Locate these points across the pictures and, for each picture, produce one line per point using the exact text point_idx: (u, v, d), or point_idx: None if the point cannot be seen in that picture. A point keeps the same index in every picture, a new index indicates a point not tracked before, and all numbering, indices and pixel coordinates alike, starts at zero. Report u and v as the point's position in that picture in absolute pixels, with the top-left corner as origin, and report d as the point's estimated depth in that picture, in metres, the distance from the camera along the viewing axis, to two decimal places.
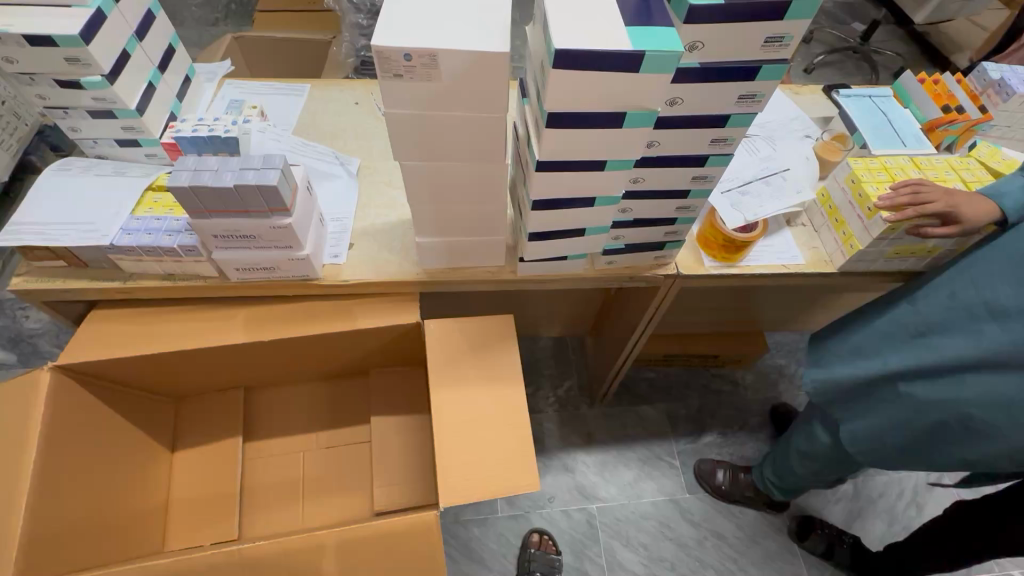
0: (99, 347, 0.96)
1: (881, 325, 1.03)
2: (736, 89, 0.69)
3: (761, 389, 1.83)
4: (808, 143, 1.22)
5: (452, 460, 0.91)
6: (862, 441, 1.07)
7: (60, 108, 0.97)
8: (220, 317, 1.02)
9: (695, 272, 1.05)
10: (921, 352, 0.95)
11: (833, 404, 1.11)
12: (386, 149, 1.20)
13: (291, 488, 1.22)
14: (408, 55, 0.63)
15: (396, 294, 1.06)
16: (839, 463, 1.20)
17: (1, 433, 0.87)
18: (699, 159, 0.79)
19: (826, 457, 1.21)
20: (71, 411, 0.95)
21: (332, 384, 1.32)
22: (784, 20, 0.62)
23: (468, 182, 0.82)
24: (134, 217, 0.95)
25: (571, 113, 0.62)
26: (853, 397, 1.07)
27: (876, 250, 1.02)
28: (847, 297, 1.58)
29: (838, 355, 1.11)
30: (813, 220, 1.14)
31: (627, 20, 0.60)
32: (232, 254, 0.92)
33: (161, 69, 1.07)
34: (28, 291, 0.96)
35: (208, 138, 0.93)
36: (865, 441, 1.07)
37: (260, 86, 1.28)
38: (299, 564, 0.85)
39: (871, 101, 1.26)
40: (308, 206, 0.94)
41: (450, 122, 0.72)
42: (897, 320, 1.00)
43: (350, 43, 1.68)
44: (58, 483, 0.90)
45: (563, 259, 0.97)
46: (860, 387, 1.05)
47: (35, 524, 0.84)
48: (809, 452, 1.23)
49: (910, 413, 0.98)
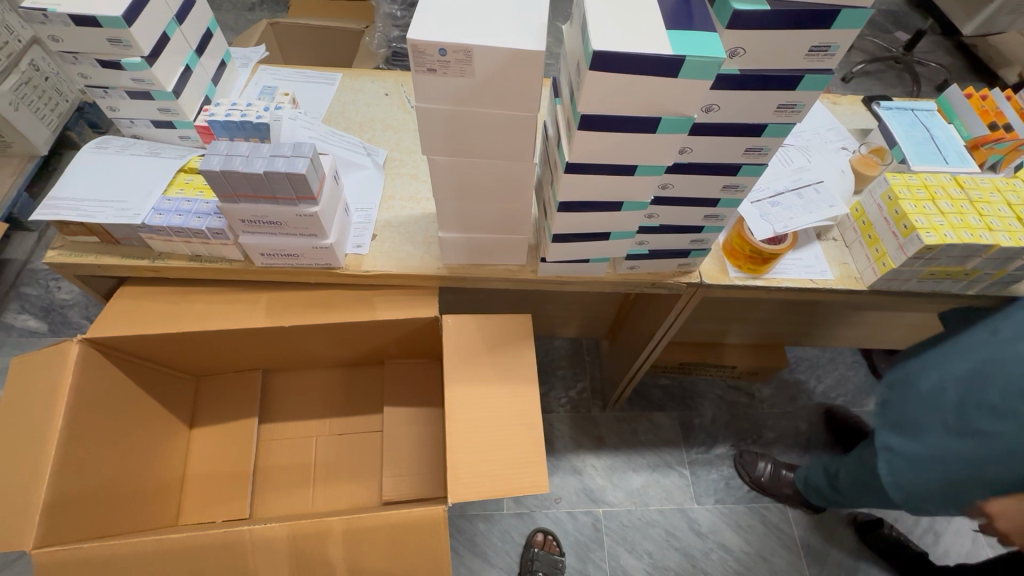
0: (125, 322, 0.99)
1: (958, 359, 1.00)
2: (776, 98, 0.67)
3: (779, 404, 1.79)
4: (845, 155, 1.19)
5: (463, 456, 0.91)
6: (893, 465, 1.05)
7: (101, 88, 0.99)
8: (242, 301, 1.03)
9: (719, 282, 1.03)
10: (989, 384, 0.92)
11: (882, 426, 1.10)
12: (414, 141, 1.20)
13: (302, 473, 1.24)
14: (443, 50, 0.63)
15: (416, 288, 1.06)
16: (879, 489, 1.20)
17: (31, 400, 0.90)
18: (732, 168, 0.77)
19: (864, 475, 1.22)
20: (97, 383, 0.97)
21: (348, 373, 1.33)
22: (832, 29, 0.59)
23: (495, 181, 0.82)
24: (166, 197, 0.97)
25: (605, 116, 0.61)
26: (908, 426, 1.04)
27: (909, 270, 0.99)
28: (875, 316, 1.54)
29: (905, 380, 1.09)
30: (845, 235, 1.10)
31: (668, 23, 0.58)
32: (258, 239, 0.93)
33: (199, 53, 1.09)
34: (61, 265, 0.99)
35: (240, 123, 0.95)
36: (895, 467, 1.05)
37: (293, 74, 1.30)
38: (307, 549, 0.87)
39: (914, 115, 1.21)
40: (334, 195, 0.94)
41: (481, 119, 0.71)
42: (979, 351, 0.96)
43: (383, 34, 1.70)
44: (81, 453, 0.92)
45: (585, 262, 0.96)
46: (913, 412, 1.04)
47: (58, 489, 0.87)
48: (854, 466, 1.25)
49: (951, 440, 0.96)
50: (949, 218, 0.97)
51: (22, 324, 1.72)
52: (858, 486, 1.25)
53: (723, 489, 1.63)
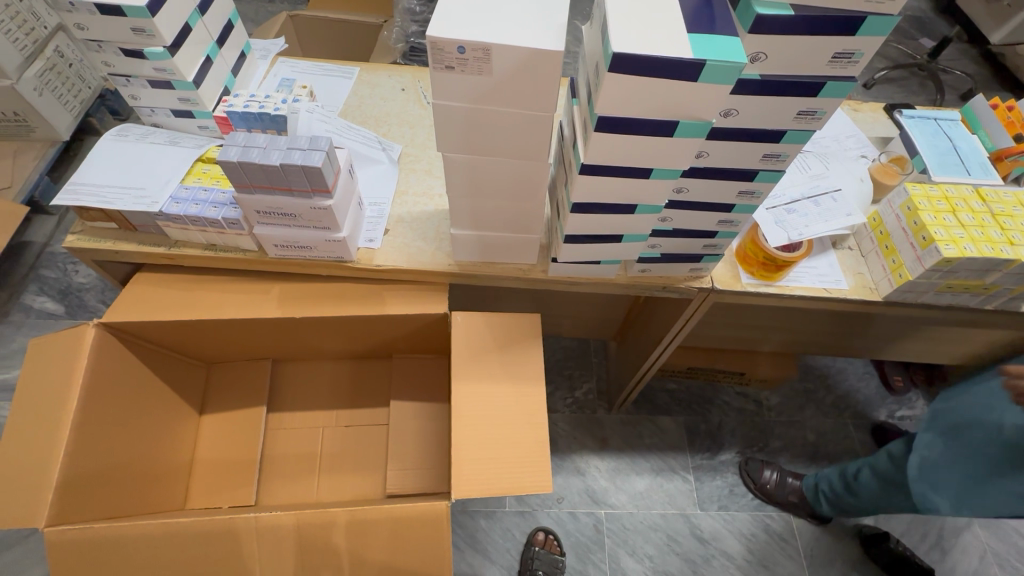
0: (140, 308, 1.00)
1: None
2: (796, 104, 0.66)
3: (786, 412, 1.78)
4: (864, 163, 1.17)
5: (468, 453, 0.91)
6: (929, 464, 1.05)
7: (122, 76, 1.00)
8: (255, 291, 1.04)
9: (731, 288, 1.03)
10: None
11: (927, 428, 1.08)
12: (429, 138, 1.21)
13: (307, 463, 1.25)
14: (462, 47, 0.63)
15: (427, 284, 1.06)
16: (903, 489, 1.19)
17: (47, 381, 0.92)
18: (749, 174, 0.76)
19: (890, 474, 1.21)
20: (111, 367, 0.99)
21: (355, 365, 1.34)
22: (857, 36, 0.59)
23: (509, 180, 0.82)
24: (184, 186, 0.98)
25: (622, 118, 0.61)
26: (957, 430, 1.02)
27: (926, 283, 0.98)
28: (889, 328, 1.52)
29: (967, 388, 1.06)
30: (861, 244, 1.08)
31: (689, 25, 0.58)
32: (273, 231, 0.94)
33: (219, 44, 1.10)
34: (80, 250, 1.01)
35: (258, 115, 0.96)
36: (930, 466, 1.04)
37: (312, 67, 1.31)
38: (311, 539, 0.87)
39: (937, 124, 1.19)
40: (348, 189, 0.95)
41: (497, 118, 0.71)
42: None
43: (401, 28, 1.70)
44: (93, 435, 0.94)
45: (597, 263, 0.96)
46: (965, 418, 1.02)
47: (70, 470, 0.89)
48: (879, 465, 1.23)
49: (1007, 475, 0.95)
50: (969, 231, 0.96)
51: (40, 306, 1.75)
52: (882, 485, 1.24)
53: (727, 496, 1.62)
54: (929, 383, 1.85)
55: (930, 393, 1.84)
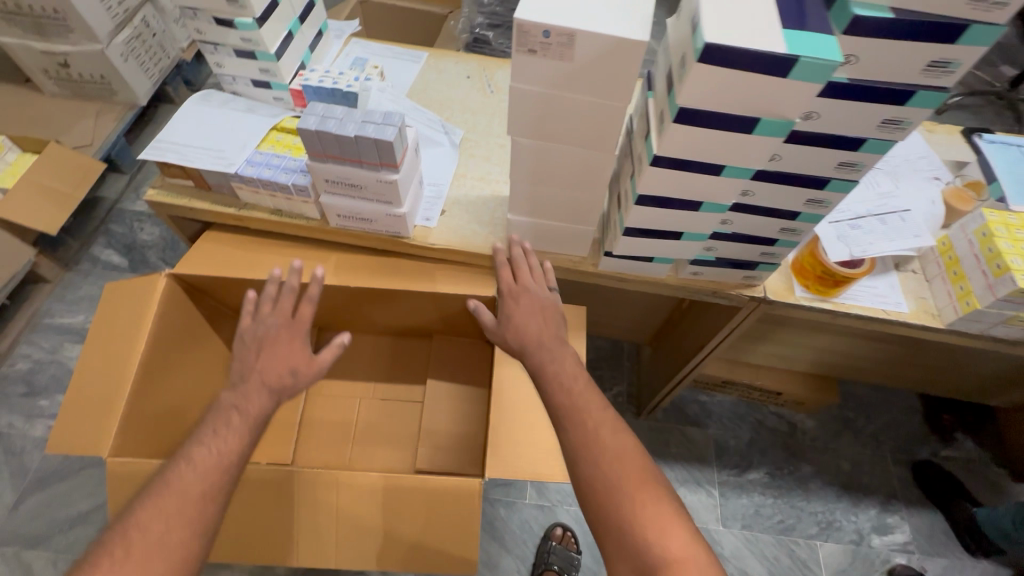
0: (207, 265, 1.06)
1: None
2: (882, 113, 0.64)
3: (823, 438, 1.72)
4: (937, 185, 1.12)
5: (505, 435, 0.96)
6: None
7: (211, 44, 1.06)
8: (313, 259, 1.08)
9: (784, 300, 1.00)
10: None
11: None
12: (490, 124, 1.22)
13: (343, 431, 1.28)
14: (548, 32, 0.64)
15: (476, 268, 1.08)
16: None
17: (120, 322, 0.98)
18: (820, 182, 0.75)
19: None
20: (176, 315, 1.05)
21: (396, 342, 1.38)
22: (956, 45, 0.57)
23: (574, 169, 0.82)
24: (259, 151, 1.03)
25: (701, 111, 0.61)
26: None
27: (995, 314, 0.93)
28: (943, 362, 1.45)
29: None
30: (926, 268, 1.05)
31: (782, 20, 0.57)
32: (337, 201, 0.98)
33: (301, 20, 1.15)
34: (158, 204, 1.07)
35: (331, 90, 1.00)
36: None
37: (382, 49, 1.35)
38: (346, 497, 0.92)
39: (1019, 151, 1.13)
40: (412, 167, 0.97)
41: (572, 105, 0.72)
42: None
43: (467, 19, 1.72)
44: (154, 379, 1.00)
45: (649, 261, 0.95)
46: None
47: (133, 407, 0.95)
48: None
49: None
50: None
51: (107, 258, 1.87)
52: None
53: (752, 515, 1.58)
54: (980, 425, 1.76)
55: (981, 434, 1.75)
